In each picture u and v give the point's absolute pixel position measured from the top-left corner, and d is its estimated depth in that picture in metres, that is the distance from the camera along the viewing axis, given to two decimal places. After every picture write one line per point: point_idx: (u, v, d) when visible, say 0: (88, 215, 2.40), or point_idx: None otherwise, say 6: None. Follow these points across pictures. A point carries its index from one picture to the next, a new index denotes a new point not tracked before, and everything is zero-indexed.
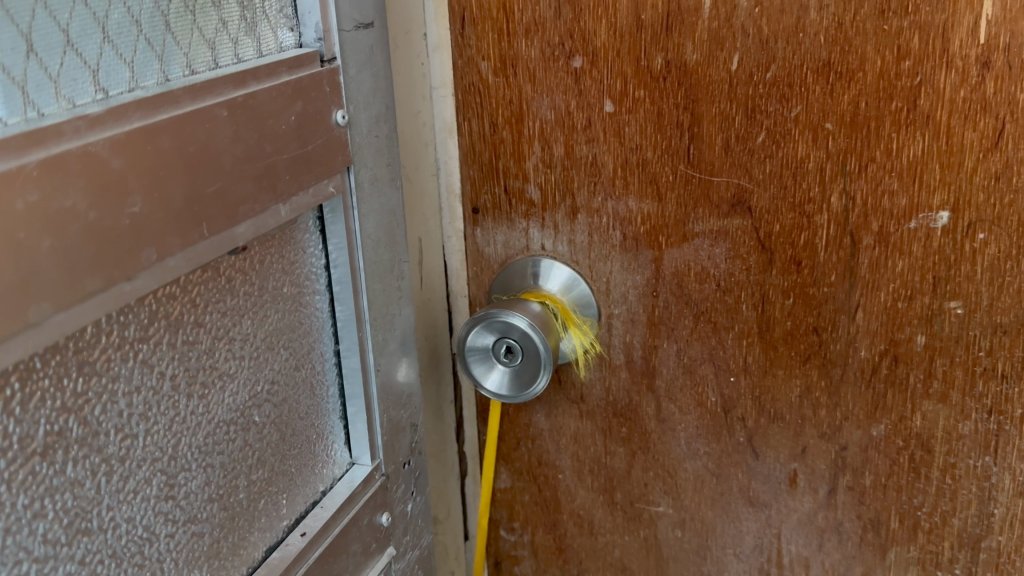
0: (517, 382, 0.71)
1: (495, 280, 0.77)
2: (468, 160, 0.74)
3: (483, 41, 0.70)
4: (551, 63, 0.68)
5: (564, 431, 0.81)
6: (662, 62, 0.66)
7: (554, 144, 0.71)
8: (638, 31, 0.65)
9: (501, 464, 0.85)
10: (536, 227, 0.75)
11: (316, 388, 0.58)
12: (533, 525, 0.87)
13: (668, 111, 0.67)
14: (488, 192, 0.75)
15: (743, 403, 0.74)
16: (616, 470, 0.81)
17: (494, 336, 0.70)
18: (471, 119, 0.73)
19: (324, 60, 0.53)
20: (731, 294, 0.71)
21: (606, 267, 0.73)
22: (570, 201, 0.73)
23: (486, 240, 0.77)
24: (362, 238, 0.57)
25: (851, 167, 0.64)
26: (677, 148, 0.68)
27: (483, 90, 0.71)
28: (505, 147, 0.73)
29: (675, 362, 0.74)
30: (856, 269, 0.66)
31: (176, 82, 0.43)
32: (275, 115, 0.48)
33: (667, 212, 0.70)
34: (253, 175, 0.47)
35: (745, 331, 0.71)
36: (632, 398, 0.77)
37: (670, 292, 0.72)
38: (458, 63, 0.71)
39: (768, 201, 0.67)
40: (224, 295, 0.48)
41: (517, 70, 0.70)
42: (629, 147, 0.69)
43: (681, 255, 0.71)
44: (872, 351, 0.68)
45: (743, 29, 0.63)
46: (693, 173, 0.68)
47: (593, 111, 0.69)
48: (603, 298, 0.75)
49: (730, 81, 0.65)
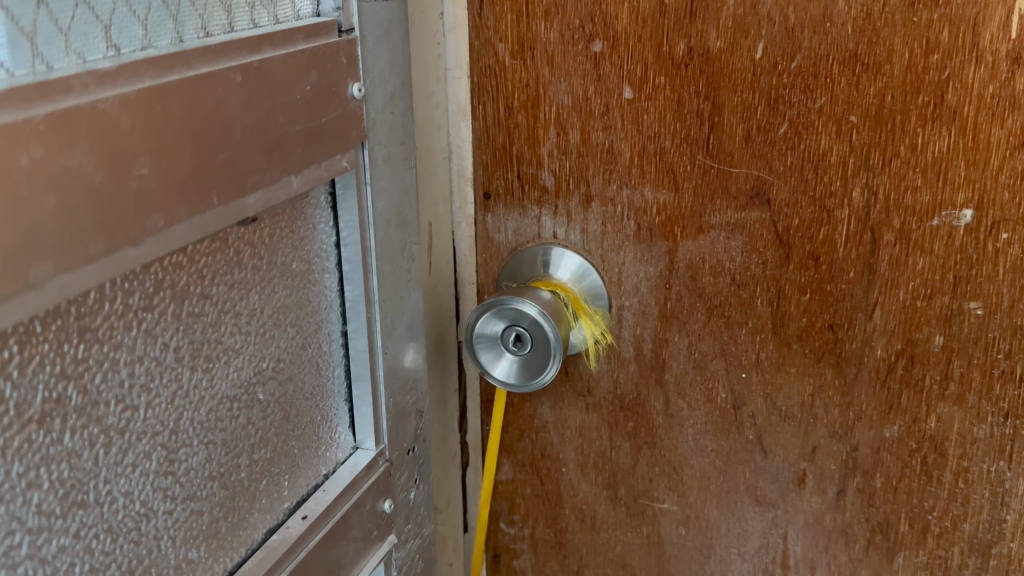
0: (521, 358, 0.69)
1: (505, 268, 0.76)
2: (481, 144, 0.73)
3: (500, 22, 0.68)
4: (570, 47, 0.67)
5: (570, 424, 0.79)
6: (684, 48, 0.64)
7: (570, 130, 0.69)
8: (661, 16, 0.64)
9: (504, 456, 0.83)
10: (548, 214, 0.73)
11: (323, 368, 0.56)
12: (533, 519, 0.85)
13: (689, 99, 0.65)
14: (501, 177, 0.73)
15: (754, 401, 0.72)
16: (621, 465, 0.79)
17: (504, 323, 0.68)
18: (486, 102, 0.71)
19: (342, 30, 0.52)
20: (745, 289, 0.69)
21: (619, 257, 0.72)
22: (583, 189, 0.71)
23: (496, 227, 0.75)
24: (374, 217, 0.55)
25: (874, 161, 0.63)
26: (696, 138, 0.66)
27: (500, 71, 0.69)
28: (519, 131, 0.71)
29: (686, 356, 0.73)
30: (875, 266, 0.65)
31: (190, 44, 0.42)
32: (290, 84, 0.47)
33: (683, 203, 0.68)
34: (265, 145, 0.46)
35: (759, 327, 0.70)
36: (640, 391, 0.75)
37: (684, 285, 0.71)
38: (474, 44, 0.70)
39: (787, 194, 0.66)
40: (232, 267, 0.47)
41: (535, 52, 0.68)
42: (647, 135, 0.67)
43: (696, 247, 0.69)
44: (888, 350, 0.67)
45: (769, 16, 0.61)
46: (711, 163, 0.67)
47: (611, 97, 0.67)
48: (615, 289, 0.73)
49: (754, 69, 0.63)
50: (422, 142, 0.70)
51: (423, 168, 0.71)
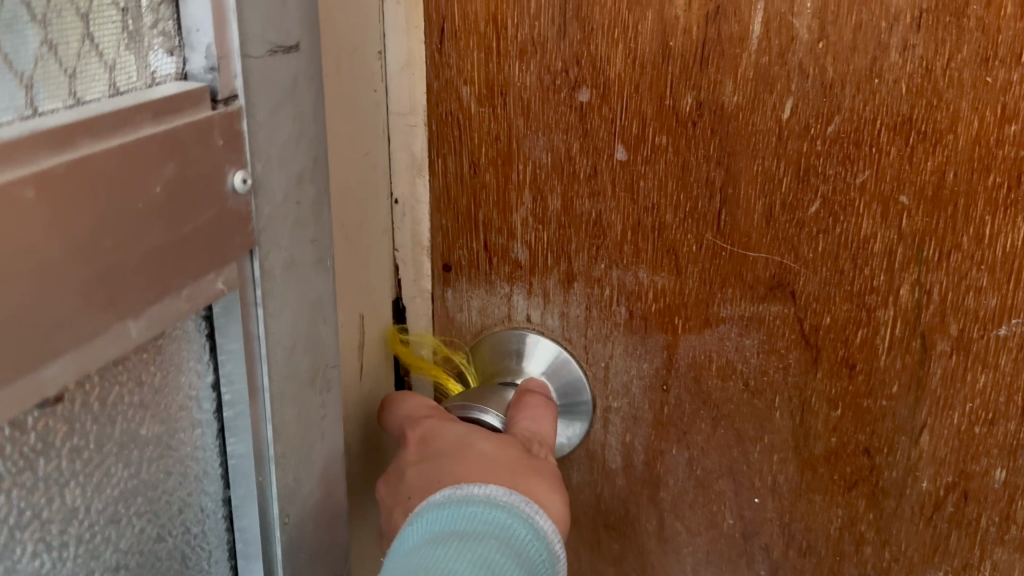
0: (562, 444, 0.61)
1: (468, 353, 0.62)
2: (440, 207, 0.58)
3: (462, 60, 0.54)
4: (550, 94, 0.53)
5: None
6: (692, 101, 0.50)
7: (549, 194, 0.56)
8: (664, 62, 0.50)
9: None
10: (521, 293, 0.60)
11: (188, 563, 0.39)
12: None
13: (696, 163, 0.52)
14: (463, 246, 0.59)
15: (768, 530, 0.59)
16: None
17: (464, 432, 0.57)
18: (446, 156, 0.57)
19: (217, 99, 0.32)
20: (761, 396, 0.56)
21: (606, 349, 0.59)
22: (563, 266, 0.57)
23: (458, 305, 0.61)
24: (277, 344, 0.38)
25: (929, 253, 0.49)
26: (705, 212, 0.53)
27: (465, 121, 0.55)
28: (487, 193, 0.57)
29: (685, 471, 0.60)
30: (925, 380, 0.52)
31: (50, 117, 0.25)
32: (129, 186, 0.27)
33: (686, 290, 0.55)
34: (81, 293, 0.26)
35: (778, 443, 0.57)
36: (629, 509, 0.62)
37: (684, 387, 0.58)
38: (433, 85, 0.55)
39: (818, 286, 0.52)
40: (31, 469, 0.29)
41: (507, 99, 0.54)
42: (643, 206, 0.54)
43: (700, 344, 0.56)
44: (936, 483, 0.54)
45: (802, 68, 0.48)
46: (722, 244, 0.53)
47: (600, 158, 0.53)
48: (600, 387, 0.60)
49: (780, 132, 0.49)
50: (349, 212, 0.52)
51: (353, 245, 0.54)
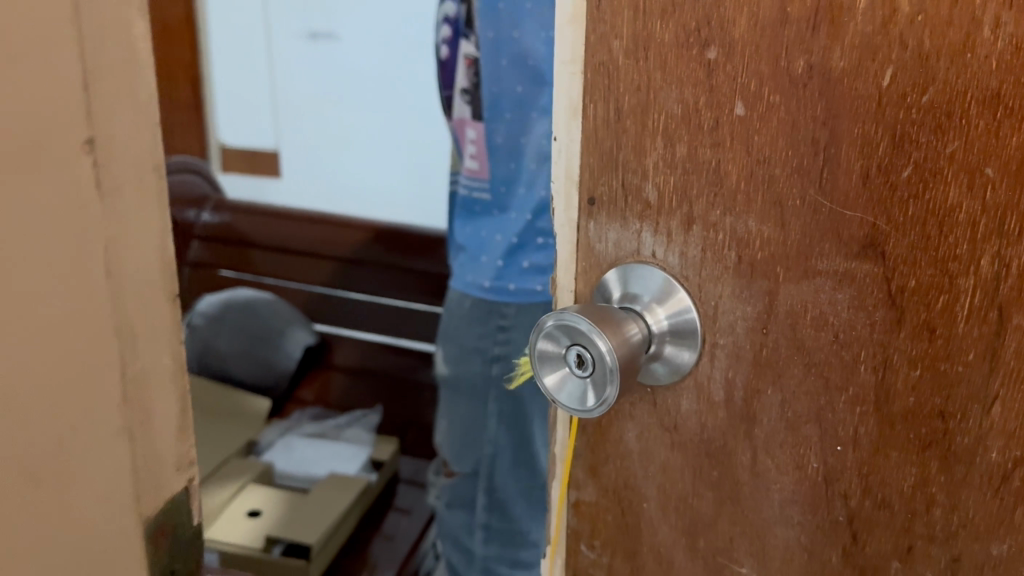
0: (673, 373, 0.59)
1: (598, 287, 0.61)
2: (588, 147, 0.59)
3: (619, 17, 0.55)
4: (683, 51, 0.54)
5: (653, 458, 0.63)
6: (804, 66, 0.51)
7: (677, 143, 0.56)
8: (782, 26, 0.51)
9: (586, 477, 0.67)
10: (649, 231, 0.58)
11: None
12: (613, 549, 0.68)
13: (804, 123, 0.52)
14: (605, 183, 0.59)
15: (848, 479, 0.57)
16: (701, 515, 0.63)
17: (565, 340, 0.55)
18: (596, 103, 0.58)
19: None
20: (849, 349, 0.55)
21: (717, 290, 0.57)
22: (687, 209, 0.57)
23: (597, 235, 0.61)
24: None
25: (1011, 227, 0.49)
26: (809, 169, 0.52)
27: (613, 72, 0.56)
28: (627, 139, 0.57)
29: (777, 414, 0.58)
30: (999, 351, 0.51)
31: None
32: None
33: (789, 241, 0.54)
34: None
35: (860, 397, 0.56)
36: (728, 440, 0.60)
37: (782, 332, 0.56)
38: (589, 38, 0.57)
39: (906, 248, 0.52)
40: None
41: (649, 53, 0.55)
42: (757, 157, 0.54)
43: (798, 293, 0.55)
44: (1005, 455, 0.53)
45: (903, 40, 0.48)
46: (824, 200, 0.53)
47: (722, 112, 0.54)
48: (709, 324, 0.58)
49: (879, 99, 0.50)
50: (9, 395, 0.50)
51: (79, 392, 0.56)
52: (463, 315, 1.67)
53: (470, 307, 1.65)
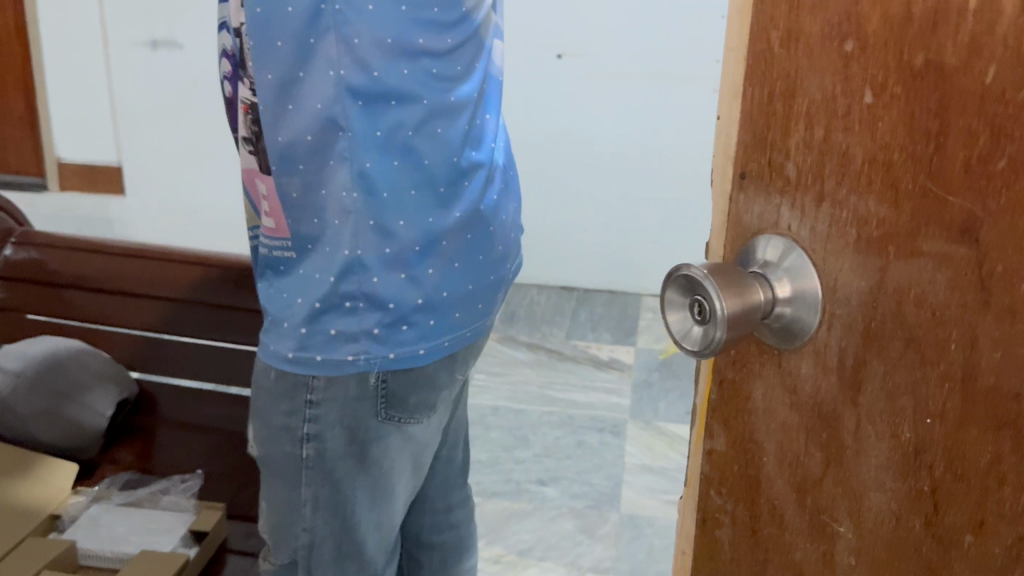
0: (790, 337, 0.64)
1: (739, 254, 0.66)
2: (742, 126, 0.63)
3: (778, 10, 0.59)
4: (829, 42, 0.57)
5: (775, 415, 0.67)
6: (921, 61, 0.54)
7: (815, 127, 0.59)
8: (909, 23, 0.54)
9: (717, 423, 0.71)
10: (787, 206, 0.62)
11: None
12: (735, 496, 0.71)
13: (920, 113, 0.55)
14: (754, 161, 0.63)
15: (935, 451, 0.60)
16: (810, 473, 0.66)
17: (692, 290, 0.63)
18: (753, 86, 0.62)
19: None
20: (943, 328, 0.58)
21: (838, 264, 0.61)
22: (818, 186, 0.60)
23: (746, 208, 0.65)
24: None
25: None
26: (921, 157, 0.56)
27: (767, 59, 0.61)
28: (775, 121, 0.61)
29: (880, 384, 0.61)
30: None
31: None
32: None
33: (902, 222, 0.57)
34: None
35: (948, 374, 0.58)
36: (836, 406, 0.63)
37: (888, 308, 0.59)
38: (753, 27, 0.61)
39: (999, 235, 0.54)
40: None
41: (800, 44, 0.59)
42: (880, 144, 0.57)
43: (905, 273, 0.58)
44: None
45: (1005, 39, 0.51)
46: (932, 185, 0.56)
47: (854, 100, 0.57)
48: (829, 295, 0.62)
49: (982, 95, 0.53)
50: None
51: None
52: (270, 389, 1.28)
53: (273, 379, 1.28)
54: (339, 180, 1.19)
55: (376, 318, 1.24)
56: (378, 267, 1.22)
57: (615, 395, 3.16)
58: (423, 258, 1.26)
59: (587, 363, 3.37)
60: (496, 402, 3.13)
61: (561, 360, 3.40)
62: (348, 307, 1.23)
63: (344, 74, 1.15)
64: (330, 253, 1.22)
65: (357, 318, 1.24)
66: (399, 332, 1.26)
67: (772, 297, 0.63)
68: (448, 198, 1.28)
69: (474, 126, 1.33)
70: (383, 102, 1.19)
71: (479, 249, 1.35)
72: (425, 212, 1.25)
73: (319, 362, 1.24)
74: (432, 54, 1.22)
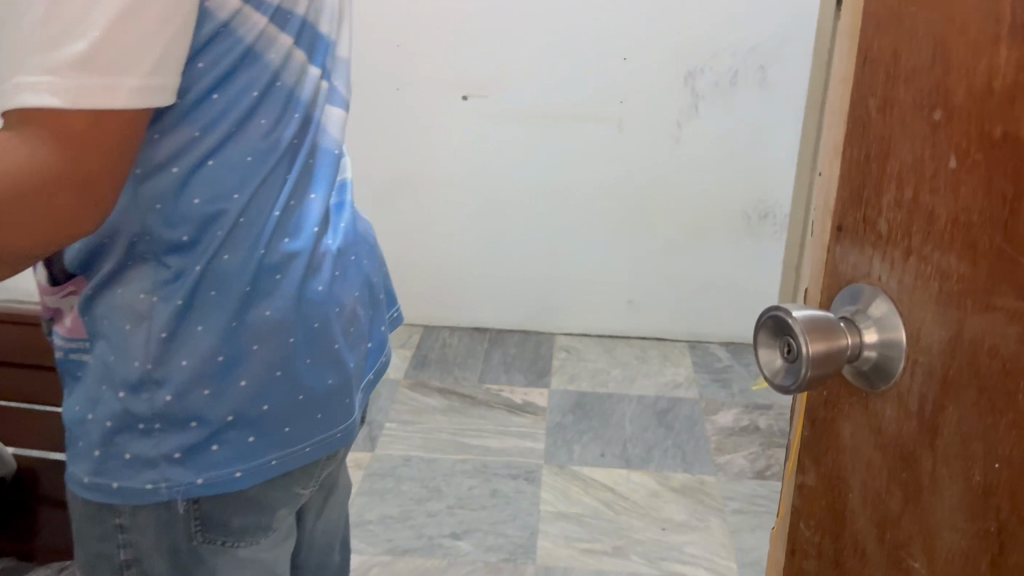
0: (880, 380, 0.70)
1: (840, 299, 0.73)
2: (843, 185, 0.72)
3: (878, 84, 0.67)
4: (920, 112, 0.63)
5: (862, 453, 0.73)
6: (1001, 131, 0.57)
7: (906, 188, 0.65)
8: (989, 93, 0.57)
9: (809, 460, 0.81)
10: (878, 258, 0.69)
11: None
12: (823, 530, 0.80)
13: (998, 178, 0.58)
14: (851, 217, 0.71)
15: (1002, 497, 0.61)
16: (891, 510, 0.70)
17: (788, 331, 0.71)
18: (853, 149, 0.70)
19: None
20: (1012, 379, 0.59)
21: (921, 315, 0.65)
22: (906, 242, 0.65)
23: (843, 259, 0.73)
24: None
25: None
26: (999, 219, 0.58)
27: (868, 125, 0.68)
28: (871, 181, 0.68)
29: (955, 428, 0.64)
30: None
31: None
32: None
33: (979, 278, 0.60)
34: None
35: (1017, 424, 0.59)
36: (917, 447, 0.67)
37: (965, 357, 0.62)
38: (856, 97, 0.69)
39: None
40: None
41: (895, 113, 0.65)
42: (962, 205, 0.60)
43: (981, 325, 0.61)
44: None
45: None
46: (1006, 243, 0.57)
47: (941, 164, 0.62)
48: (913, 343, 0.67)
49: None
50: None
51: None
52: (82, 512, 1.09)
53: (81, 506, 1.09)
54: (138, 282, 1.02)
55: (179, 441, 1.05)
56: (176, 383, 1.03)
57: (529, 440, 3.17)
58: (233, 368, 1.06)
59: (502, 410, 3.38)
60: (407, 453, 3.09)
61: (472, 407, 3.42)
62: (141, 429, 1.04)
63: (140, 171, 0.98)
64: (113, 363, 1.02)
65: (154, 441, 1.05)
66: (210, 454, 1.07)
67: (861, 342, 0.70)
68: (255, 294, 1.06)
69: (293, 202, 1.11)
70: (188, 190, 1.00)
71: (298, 353, 1.11)
72: (233, 312, 1.04)
73: (115, 492, 1.05)
74: (251, 137, 1.02)
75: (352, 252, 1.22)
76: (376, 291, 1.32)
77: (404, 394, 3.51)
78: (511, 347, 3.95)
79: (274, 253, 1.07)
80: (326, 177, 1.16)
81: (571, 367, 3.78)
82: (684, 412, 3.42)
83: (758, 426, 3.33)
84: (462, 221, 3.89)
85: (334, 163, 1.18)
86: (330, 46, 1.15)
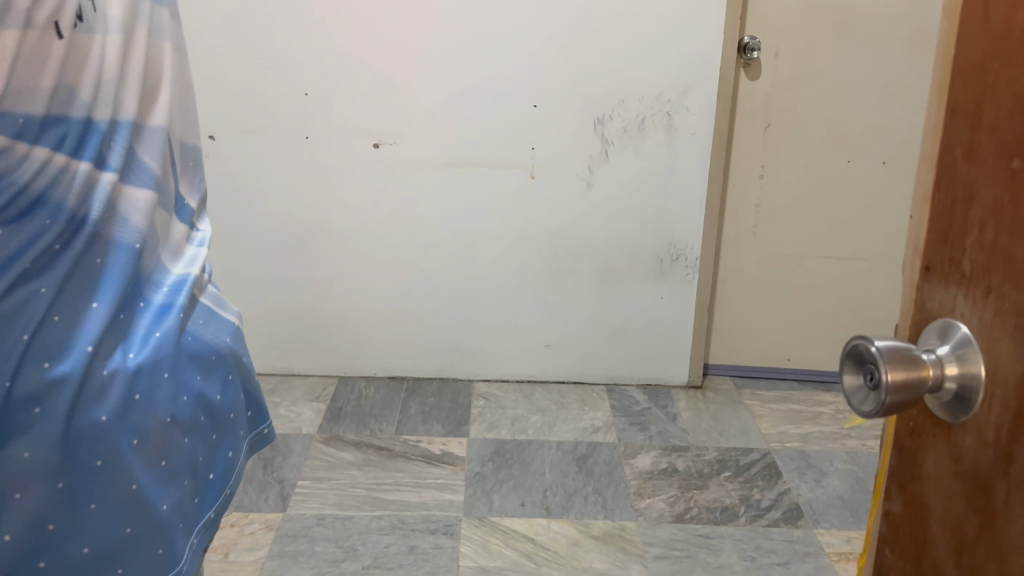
0: (962, 411, 0.73)
1: (928, 332, 0.78)
2: (933, 225, 0.78)
3: (964, 134, 0.72)
4: (1002, 160, 0.67)
5: (942, 482, 0.79)
6: None
7: (988, 231, 0.69)
8: None
9: (896, 491, 0.89)
10: (960, 294, 0.74)
11: None
12: (903, 558, 0.87)
13: None
14: (940, 255, 0.77)
15: None
16: (968, 536, 0.74)
17: (870, 361, 0.75)
18: (942, 193, 0.76)
19: None
20: None
21: (999, 350, 0.69)
22: (986, 281, 0.69)
23: (932, 294, 0.79)
24: None
25: None
26: None
27: (955, 172, 0.74)
28: (959, 223, 0.73)
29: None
30: None
31: None
32: None
33: None
34: None
35: None
36: (991, 477, 0.70)
37: None
38: (947, 145, 0.75)
39: None
40: None
41: (980, 161, 0.70)
42: None
43: None
44: None
45: None
46: None
47: (1019, 206, 0.65)
48: (991, 374, 0.70)
49: None
50: None
51: None
52: None
53: None
54: None
55: None
56: None
57: (447, 492, 3.14)
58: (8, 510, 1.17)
59: (420, 462, 3.35)
60: (320, 512, 3.01)
61: (389, 459, 3.38)
62: None
63: None
64: None
65: None
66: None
67: (942, 374, 0.74)
68: None
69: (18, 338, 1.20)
70: None
71: (84, 494, 1.25)
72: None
73: None
74: None
75: (165, 369, 1.41)
76: (211, 423, 1.55)
77: (318, 448, 3.44)
78: (428, 395, 3.94)
79: (31, 388, 1.20)
80: (121, 276, 1.36)
81: (491, 416, 3.77)
82: (604, 456, 3.44)
83: (677, 468, 3.36)
84: (380, 267, 3.87)
85: (37, 261, 1.25)
86: (105, 135, 1.36)
